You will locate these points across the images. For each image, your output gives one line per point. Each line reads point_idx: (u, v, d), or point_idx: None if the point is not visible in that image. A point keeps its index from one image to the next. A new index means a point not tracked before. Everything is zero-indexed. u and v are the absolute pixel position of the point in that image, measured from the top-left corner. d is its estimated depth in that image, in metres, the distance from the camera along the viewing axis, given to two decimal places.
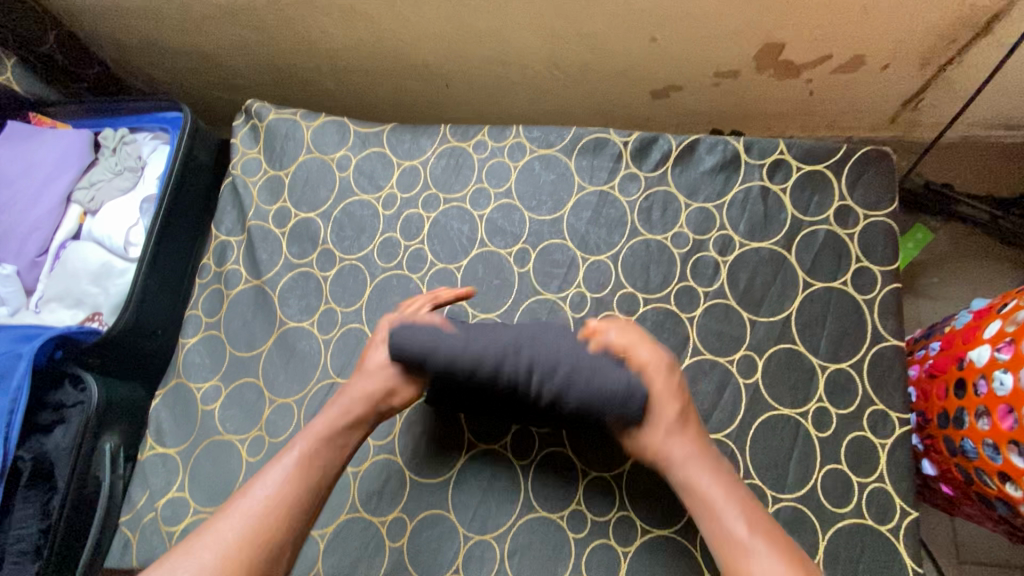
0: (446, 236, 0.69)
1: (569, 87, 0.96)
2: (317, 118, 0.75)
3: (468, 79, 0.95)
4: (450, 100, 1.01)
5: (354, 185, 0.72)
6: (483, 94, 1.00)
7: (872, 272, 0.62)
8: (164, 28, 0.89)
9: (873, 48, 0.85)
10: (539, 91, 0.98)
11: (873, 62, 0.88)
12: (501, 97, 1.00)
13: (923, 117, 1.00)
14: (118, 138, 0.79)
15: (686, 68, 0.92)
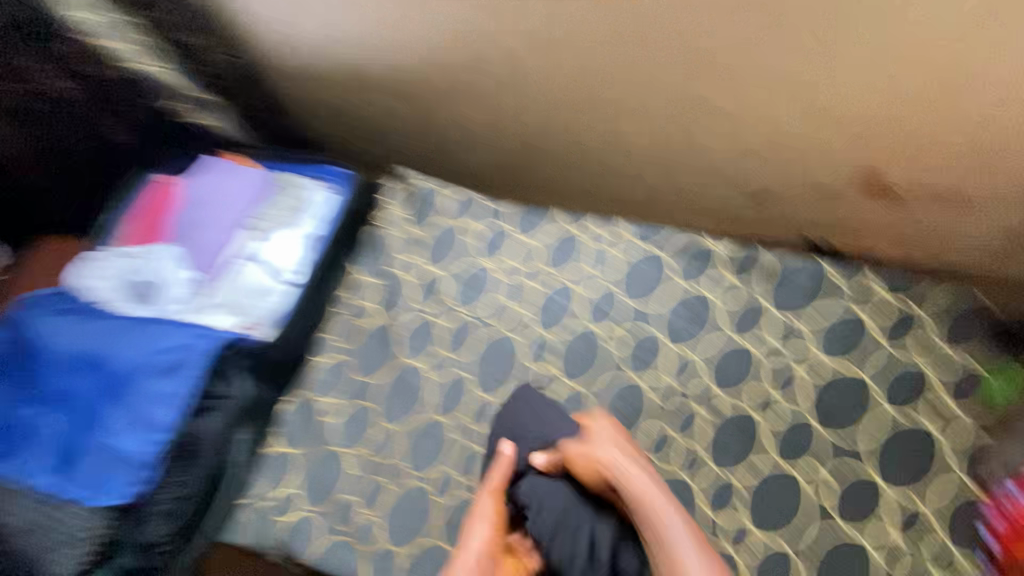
0: (544, 305, 0.78)
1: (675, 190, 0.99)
2: (451, 188, 0.89)
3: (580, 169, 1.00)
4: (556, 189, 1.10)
5: (471, 248, 0.84)
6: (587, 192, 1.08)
7: (967, 424, 0.60)
8: (331, 94, 1.05)
9: None
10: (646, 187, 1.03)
11: None
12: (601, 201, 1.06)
13: None
14: (293, 182, 0.97)
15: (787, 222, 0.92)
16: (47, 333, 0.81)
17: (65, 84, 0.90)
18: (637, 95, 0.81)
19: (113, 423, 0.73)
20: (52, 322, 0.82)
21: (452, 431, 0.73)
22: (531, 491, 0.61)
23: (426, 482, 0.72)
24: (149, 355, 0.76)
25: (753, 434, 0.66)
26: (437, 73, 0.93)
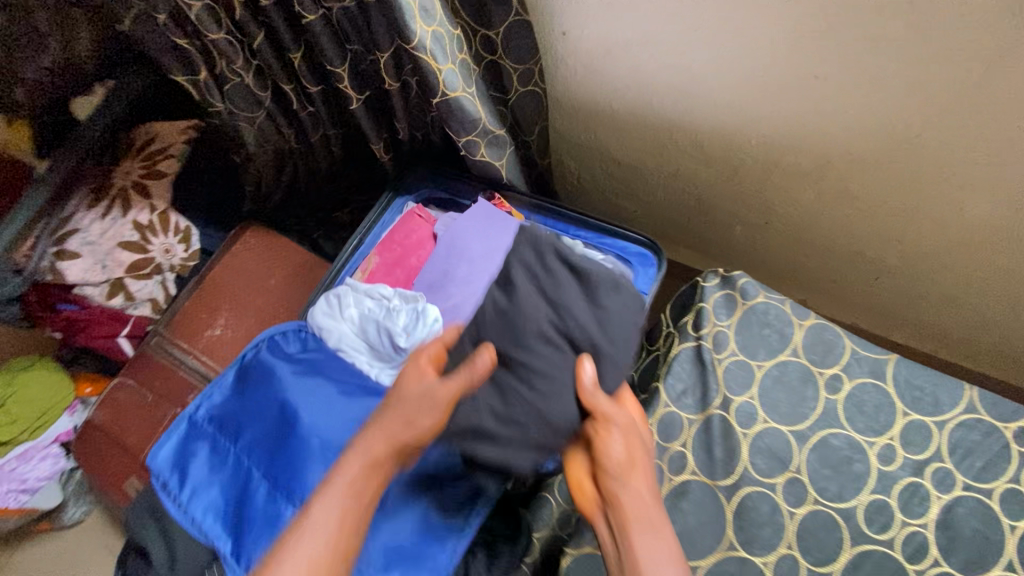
0: (962, 535, 0.56)
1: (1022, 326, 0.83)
2: (810, 318, 0.68)
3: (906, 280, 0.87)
4: (859, 284, 0.94)
5: (843, 416, 0.63)
6: (909, 295, 0.91)
7: None
8: (625, 143, 0.92)
9: None
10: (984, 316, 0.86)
11: None
12: (925, 306, 0.90)
13: None
14: (575, 250, 0.78)
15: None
16: (295, 403, 0.68)
17: (358, 99, 0.77)
18: None
19: None
20: (302, 388, 0.69)
21: None
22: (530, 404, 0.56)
23: None
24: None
25: None
26: (787, 145, 0.77)
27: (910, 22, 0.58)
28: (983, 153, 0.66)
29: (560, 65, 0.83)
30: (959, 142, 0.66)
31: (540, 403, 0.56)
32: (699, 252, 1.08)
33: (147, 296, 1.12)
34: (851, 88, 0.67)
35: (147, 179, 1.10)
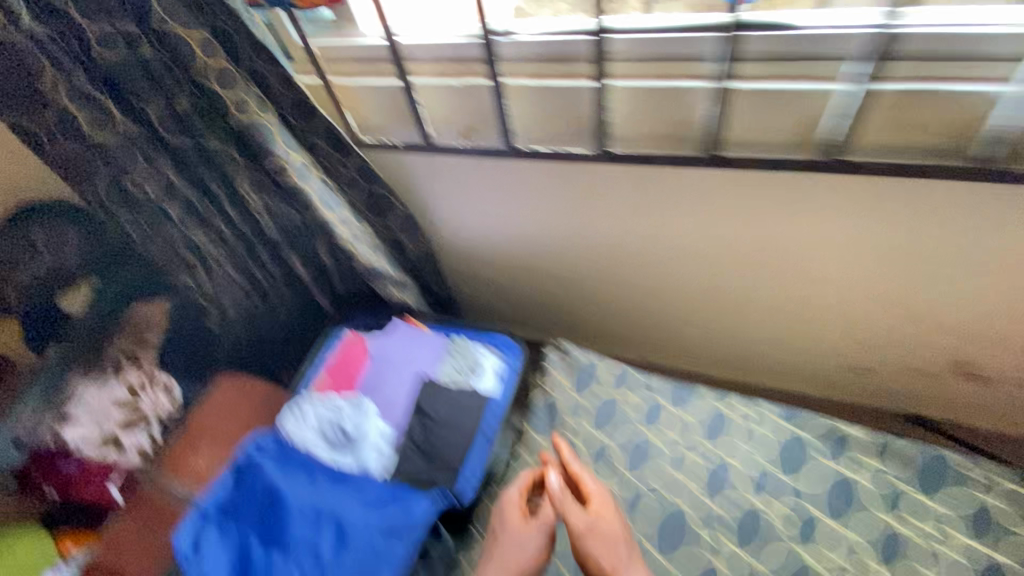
0: (717, 478, 0.91)
1: (767, 361, 1.20)
2: (611, 362, 1.09)
3: (686, 347, 1.23)
4: (671, 354, 1.28)
5: (637, 419, 1.00)
6: (699, 358, 1.26)
7: None
8: (482, 277, 1.27)
9: None
10: (741, 362, 1.23)
11: None
12: (711, 361, 1.25)
13: None
14: (463, 345, 1.17)
15: (886, 354, 1.10)
16: (277, 484, 0.96)
17: (305, 272, 1.16)
18: (754, 301, 1.06)
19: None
20: (279, 474, 0.97)
21: None
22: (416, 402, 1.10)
23: None
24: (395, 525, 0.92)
25: None
26: (576, 271, 1.14)
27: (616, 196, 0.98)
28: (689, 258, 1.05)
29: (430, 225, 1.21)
30: (676, 253, 1.00)
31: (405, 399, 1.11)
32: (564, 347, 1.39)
33: (135, 446, 1.12)
34: None
35: (136, 351, 1.15)
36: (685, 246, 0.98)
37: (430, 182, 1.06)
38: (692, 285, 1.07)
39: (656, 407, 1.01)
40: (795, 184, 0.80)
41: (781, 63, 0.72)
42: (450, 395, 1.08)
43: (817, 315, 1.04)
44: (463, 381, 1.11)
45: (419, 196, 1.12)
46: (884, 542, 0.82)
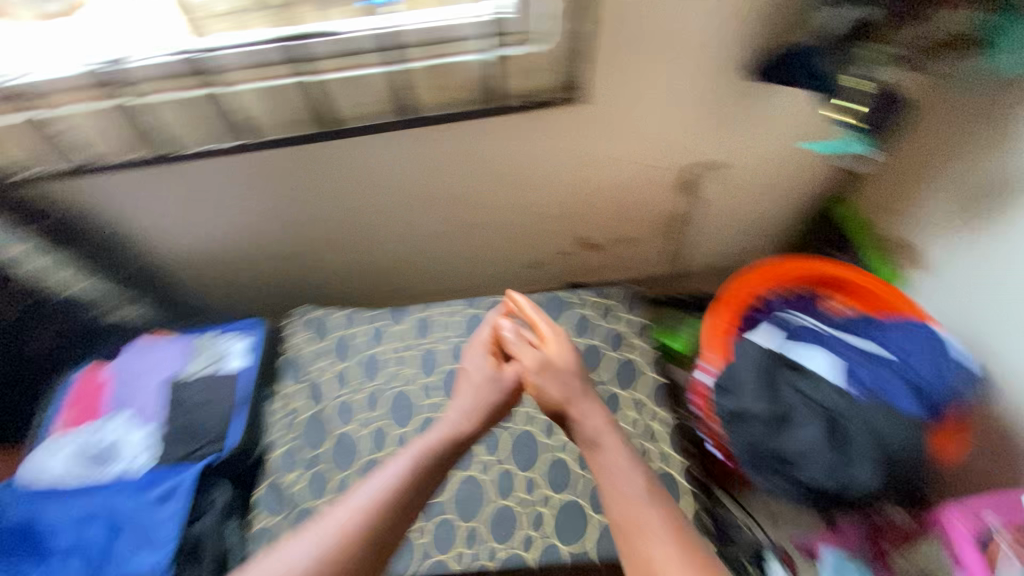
0: (426, 362, 1.25)
1: (472, 272, 1.58)
2: (341, 309, 1.33)
3: (411, 277, 1.56)
4: (405, 287, 1.60)
5: (366, 343, 1.28)
6: (425, 283, 1.60)
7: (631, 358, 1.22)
8: (217, 271, 1.43)
9: (635, 234, 1.57)
10: (456, 278, 1.60)
11: (639, 241, 1.59)
12: (436, 283, 1.60)
13: (684, 260, 1.69)
14: (207, 339, 1.29)
15: (537, 248, 1.55)
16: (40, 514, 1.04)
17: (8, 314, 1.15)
18: (433, 228, 1.41)
19: (130, 551, 1.00)
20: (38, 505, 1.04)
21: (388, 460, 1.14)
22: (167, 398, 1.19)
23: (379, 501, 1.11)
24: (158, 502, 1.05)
25: None
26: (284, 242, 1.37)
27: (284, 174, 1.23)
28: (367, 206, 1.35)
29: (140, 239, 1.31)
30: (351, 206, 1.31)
31: (157, 399, 1.19)
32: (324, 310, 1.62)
33: None
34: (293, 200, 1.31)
35: None
36: (361, 200, 1.29)
37: (117, 193, 1.19)
38: (385, 229, 1.39)
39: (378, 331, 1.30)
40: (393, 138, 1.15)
41: (342, 60, 1.02)
42: (200, 382, 1.21)
43: (481, 227, 1.44)
44: (211, 367, 1.24)
45: (122, 212, 1.23)
46: None
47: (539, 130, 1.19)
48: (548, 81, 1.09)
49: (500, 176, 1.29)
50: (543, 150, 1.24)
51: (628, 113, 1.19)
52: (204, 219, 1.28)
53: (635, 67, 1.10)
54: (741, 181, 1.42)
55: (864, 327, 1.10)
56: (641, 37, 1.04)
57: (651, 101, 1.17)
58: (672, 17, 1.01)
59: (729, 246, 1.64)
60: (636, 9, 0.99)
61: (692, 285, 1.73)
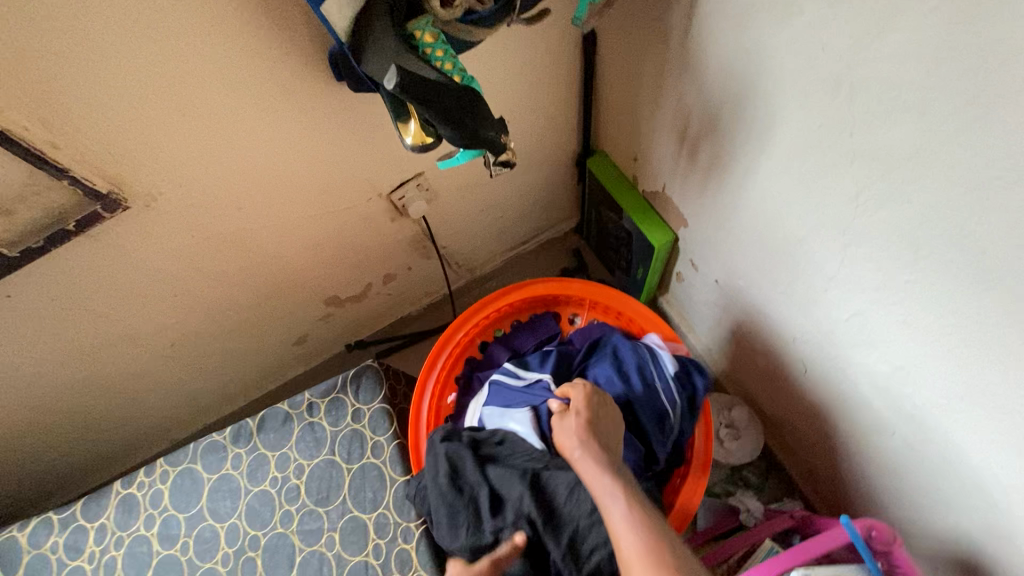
0: (139, 559, 0.99)
1: (226, 381, 1.28)
2: (27, 524, 1.02)
3: (155, 418, 1.25)
4: (163, 427, 1.29)
5: (64, 559, 1.01)
6: (182, 415, 1.30)
7: (374, 461, 0.99)
8: None
9: (390, 265, 1.28)
10: (213, 392, 1.29)
11: (400, 269, 1.31)
12: (195, 411, 1.31)
13: (471, 260, 1.43)
14: None
15: (279, 332, 1.26)
16: None
17: None
18: (126, 369, 1.09)
19: None
20: None
21: None
22: None
23: None
24: None
25: (283, 543, 0.97)
26: None
27: None
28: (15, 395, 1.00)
29: None
30: None
31: None
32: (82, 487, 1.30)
33: None
34: None
35: None
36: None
37: None
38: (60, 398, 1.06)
39: (80, 534, 1.02)
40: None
41: None
42: None
43: (189, 341, 1.13)
44: None
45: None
46: (262, 503, 1.00)
47: (122, 246, 0.87)
48: (58, 201, 0.76)
49: (135, 301, 0.98)
50: (164, 256, 0.93)
51: (226, 177, 0.87)
52: None
53: (175, 131, 0.77)
54: (454, 175, 1.13)
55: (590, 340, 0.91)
56: (140, 99, 0.71)
57: (249, 149, 0.85)
58: (153, 60, 0.68)
59: (508, 228, 1.40)
60: (86, 73, 0.66)
61: (490, 279, 1.51)
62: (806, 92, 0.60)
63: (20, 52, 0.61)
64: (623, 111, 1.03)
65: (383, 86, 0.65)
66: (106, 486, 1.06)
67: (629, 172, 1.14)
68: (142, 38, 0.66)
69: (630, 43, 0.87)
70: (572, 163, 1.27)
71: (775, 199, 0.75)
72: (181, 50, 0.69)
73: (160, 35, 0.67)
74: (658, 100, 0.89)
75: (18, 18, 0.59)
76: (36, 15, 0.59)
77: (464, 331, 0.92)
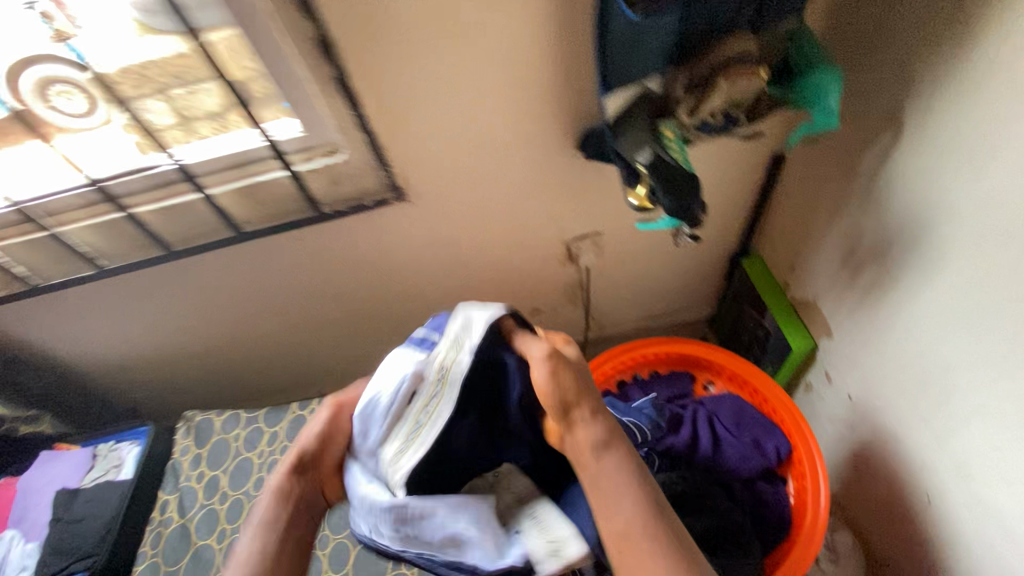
0: None
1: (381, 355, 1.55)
2: (225, 413, 1.34)
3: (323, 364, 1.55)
4: (325, 369, 1.59)
5: (242, 449, 1.28)
6: (341, 366, 1.59)
7: None
8: (136, 378, 1.49)
9: (539, 301, 1.49)
10: (368, 360, 1.57)
11: (545, 307, 1.51)
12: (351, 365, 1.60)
13: (605, 320, 1.61)
14: (109, 449, 1.35)
15: None
16: None
17: None
18: (326, 320, 1.40)
19: None
20: None
21: None
22: (81, 507, 1.24)
23: None
24: None
25: None
26: (191, 343, 1.41)
27: (164, 294, 1.25)
28: (256, 309, 1.34)
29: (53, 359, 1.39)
30: (238, 307, 1.32)
31: (60, 512, 1.24)
32: (253, 395, 1.64)
33: None
34: (180, 313, 1.31)
35: None
36: (235, 303, 1.31)
37: (32, 321, 1.27)
38: (278, 320, 1.40)
39: (259, 432, 1.29)
40: (233, 255, 1.14)
41: (159, 189, 1.01)
42: (83, 506, 1.24)
43: (374, 314, 1.41)
44: (109, 487, 1.27)
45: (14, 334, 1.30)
46: None
47: (383, 225, 1.16)
48: (364, 187, 1.07)
49: (361, 272, 1.27)
50: (397, 246, 1.22)
51: (468, 200, 1.14)
52: (93, 330, 1.33)
53: (453, 164, 1.05)
54: (628, 241, 1.32)
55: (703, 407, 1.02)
56: (446, 137, 0.99)
57: (491, 184, 1.12)
58: (467, 113, 0.96)
59: (647, 303, 1.56)
60: (425, 114, 0.95)
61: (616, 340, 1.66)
62: (990, 244, 0.71)
63: (399, 94, 0.90)
64: (792, 228, 1.17)
65: (626, 158, 0.87)
66: (286, 405, 1.33)
67: (782, 279, 1.27)
68: (478, 96, 0.94)
69: (814, 174, 1.03)
70: (723, 260, 1.42)
71: (935, 330, 0.84)
72: (488, 112, 0.97)
73: (481, 101, 0.95)
74: (831, 226, 1.03)
75: (411, 73, 0.88)
76: (419, 76, 0.89)
77: (611, 365, 1.07)
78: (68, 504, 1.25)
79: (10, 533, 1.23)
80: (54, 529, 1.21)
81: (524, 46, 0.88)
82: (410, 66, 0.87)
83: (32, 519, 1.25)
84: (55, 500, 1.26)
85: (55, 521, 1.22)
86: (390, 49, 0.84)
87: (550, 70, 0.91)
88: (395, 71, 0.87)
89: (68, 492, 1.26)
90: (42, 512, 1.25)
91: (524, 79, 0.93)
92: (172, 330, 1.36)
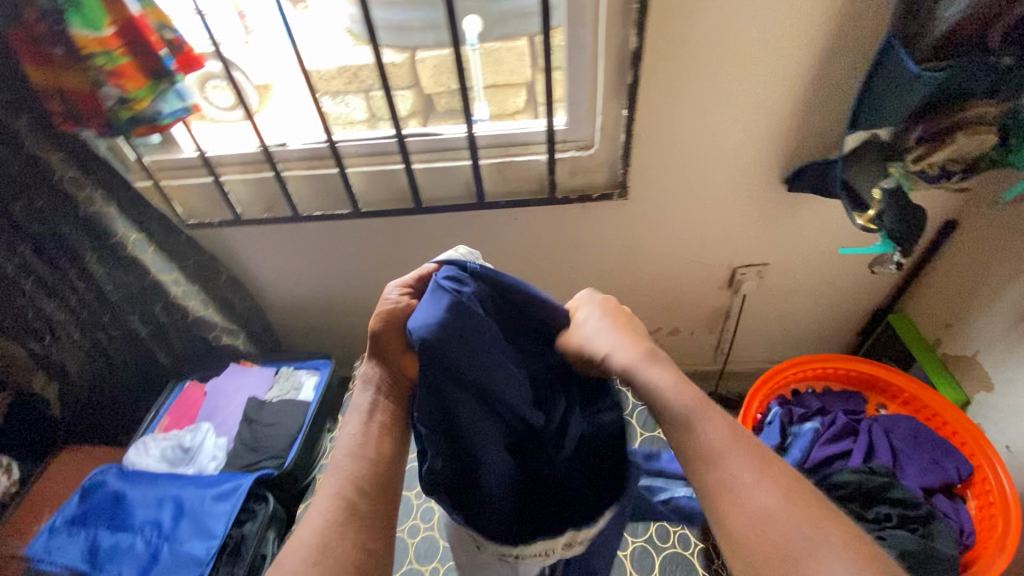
0: None
1: None
2: None
3: None
4: None
5: None
6: None
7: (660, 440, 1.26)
8: (315, 317, 1.67)
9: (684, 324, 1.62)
10: None
11: (687, 330, 1.63)
12: None
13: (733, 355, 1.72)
14: (290, 371, 1.49)
15: None
16: (123, 491, 1.18)
17: (144, 330, 1.42)
18: None
19: (186, 537, 1.10)
20: (128, 478, 1.19)
21: (416, 497, 1.21)
22: (269, 415, 1.37)
23: (403, 532, 1.15)
24: (206, 493, 1.15)
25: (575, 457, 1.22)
26: (374, 297, 1.58)
27: (382, 247, 1.44)
28: None
29: (257, 285, 1.58)
30: None
31: (252, 415, 1.38)
32: None
33: None
34: (384, 267, 1.49)
35: None
36: (431, 268, 1.49)
37: (263, 248, 1.46)
38: None
39: None
40: (461, 220, 1.34)
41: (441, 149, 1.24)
42: (272, 415, 1.37)
43: None
44: (293, 402, 1.40)
45: (242, 258, 1.50)
46: None
47: (591, 220, 1.34)
48: (598, 180, 1.27)
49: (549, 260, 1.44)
50: (593, 241, 1.39)
51: (671, 212, 1.32)
52: (305, 268, 1.52)
53: (677, 176, 1.24)
54: (787, 278, 1.46)
55: (882, 422, 1.11)
56: (687, 151, 1.19)
57: (696, 201, 1.29)
58: (712, 133, 1.15)
59: (778, 345, 1.67)
60: (681, 128, 1.14)
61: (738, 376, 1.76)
62: None
63: (671, 107, 1.11)
64: (955, 288, 1.30)
65: (857, 191, 1.07)
66: None
67: (933, 337, 1.38)
68: (724, 120, 1.13)
69: (993, 240, 1.18)
70: (863, 315, 1.55)
71: None
72: (728, 137, 1.16)
73: (729, 127, 1.14)
74: (1008, 286, 1.16)
75: (690, 91, 1.08)
76: (693, 96, 1.09)
77: (790, 370, 1.19)
78: (259, 409, 1.39)
79: (206, 425, 1.38)
80: (246, 429, 1.35)
81: (781, 88, 1.07)
82: (692, 86, 1.07)
83: (224, 418, 1.40)
84: (246, 404, 1.40)
85: (248, 423, 1.36)
86: (684, 69, 1.05)
87: (795, 112, 1.11)
88: (679, 88, 1.07)
89: (259, 399, 1.41)
90: (234, 413, 1.40)
91: (770, 115, 1.12)
92: (366, 283, 1.54)
